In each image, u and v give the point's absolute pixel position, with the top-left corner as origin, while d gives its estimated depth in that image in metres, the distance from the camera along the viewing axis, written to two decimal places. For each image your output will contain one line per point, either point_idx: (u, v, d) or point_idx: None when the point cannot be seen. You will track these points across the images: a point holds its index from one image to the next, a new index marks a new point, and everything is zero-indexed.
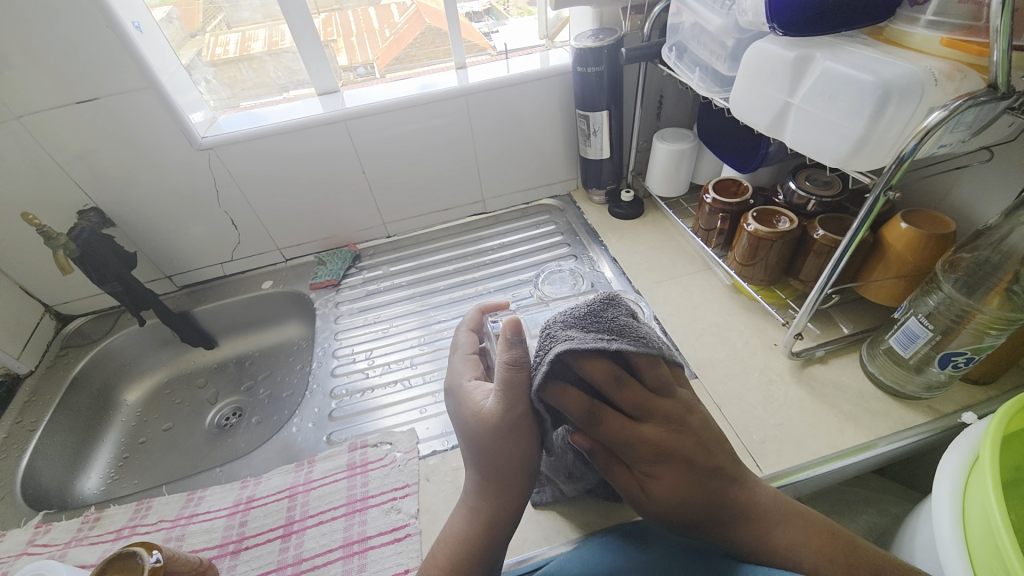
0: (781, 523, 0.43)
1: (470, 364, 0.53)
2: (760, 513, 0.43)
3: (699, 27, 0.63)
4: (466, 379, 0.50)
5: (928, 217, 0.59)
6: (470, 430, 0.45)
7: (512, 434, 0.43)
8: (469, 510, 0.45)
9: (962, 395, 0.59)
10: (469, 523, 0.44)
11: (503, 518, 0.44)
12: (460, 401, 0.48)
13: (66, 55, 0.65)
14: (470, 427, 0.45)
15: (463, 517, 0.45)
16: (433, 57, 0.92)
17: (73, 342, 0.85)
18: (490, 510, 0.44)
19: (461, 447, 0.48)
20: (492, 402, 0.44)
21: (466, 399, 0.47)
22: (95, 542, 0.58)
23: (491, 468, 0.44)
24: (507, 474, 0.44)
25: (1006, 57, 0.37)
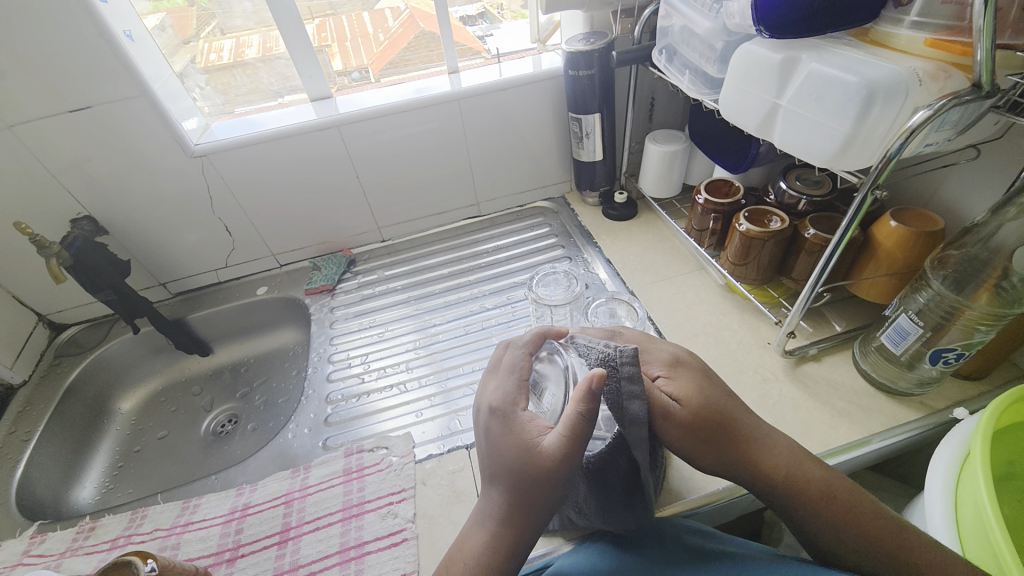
0: (804, 459, 0.45)
1: (521, 390, 0.47)
2: (786, 443, 0.46)
3: (688, 31, 0.63)
4: (516, 406, 0.46)
5: (918, 215, 0.59)
6: (515, 461, 0.42)
7: (555, 479, 0.40)
8: (490, 538, 0.42)
9: (954, 391, 0.60)
10: (488, 551, 0.42)
11: (520, 554, 0.42)
12: (506, 427, 0.44)
13: (57, 64, 0.65)
14: (514, 461, 0.42)
15: (481, 543, 0.43)
16: (427, 61, 0.92)
17: (67, 351, 0.85)
18: (510, 545, 0.42)
19: (491, 475, 0.45)
20: (547, 446, 0.41)
21: (514, 427, 0.44)
22: (90, 552, 0.58)
23: (525, 500, 0.41)
24: (536, 513, 0.42)
25: (989, 56, 0.37)
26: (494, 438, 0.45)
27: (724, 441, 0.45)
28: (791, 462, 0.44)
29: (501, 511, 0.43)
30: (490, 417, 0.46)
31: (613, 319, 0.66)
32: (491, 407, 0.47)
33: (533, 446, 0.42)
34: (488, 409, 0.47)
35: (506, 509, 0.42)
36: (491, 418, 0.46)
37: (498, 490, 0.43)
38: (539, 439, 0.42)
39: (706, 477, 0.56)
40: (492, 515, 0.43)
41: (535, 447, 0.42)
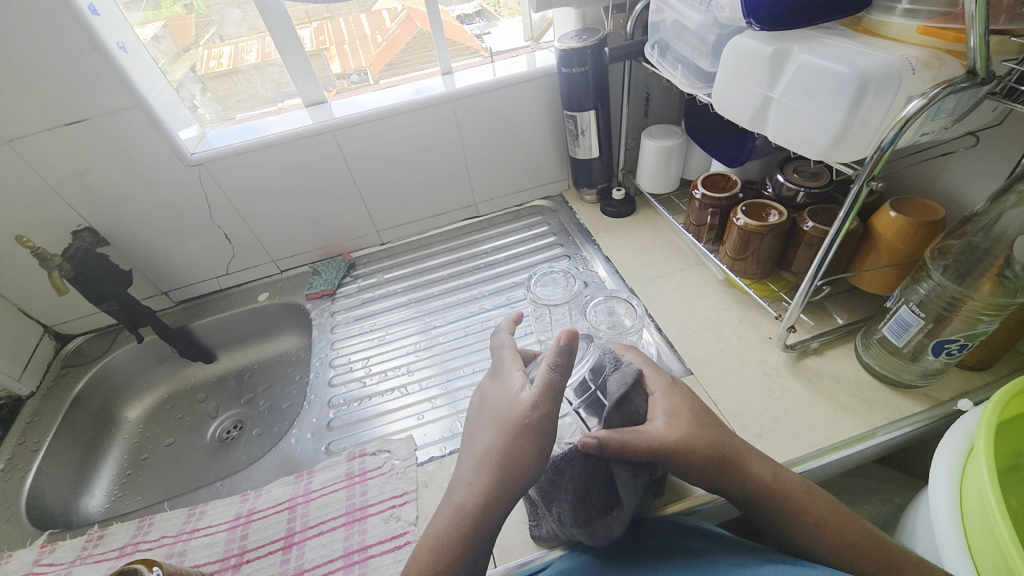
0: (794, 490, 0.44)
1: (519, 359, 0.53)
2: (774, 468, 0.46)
3: (680, 25, 0.63)
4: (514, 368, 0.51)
5: (918, 204, 0.58)
6: (494, 416, 0.46)
7: (525, 431, 0.43)
8: (459, 502, 0.43)
9: (958, 382, 0.59)
10: (456, 515, 0.42)
11: (486, 522, 0.42)
12: (493, 389, 0.50)
13: (54, 79, 0.65)
14: (498, 412, 0.46)
15: (449, 512, 0.43)
16: (425, 61, 0.92)
17: (73, 362, 0.86)
18: (477, 510, 0.42)
19: (473, 436, 0.48)
20: (525, 395, 0.45)
21: (498, 389, 0.49)
22: (99, 560, 0.58)
23: (498, 455, 0.43)
24: (505, 474, 0.42)
25: (983, 43, 0.37)
26: (481, 403, 0.50)
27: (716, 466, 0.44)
28: (774, 475, 0.45)
29: (473, 471, 0.44)
30: (489, 381, 0.52)
31: (612, 317, 0.66)
32: (488, 372, 0.53)
33: (509, 402, 0.46)
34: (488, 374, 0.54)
35: (478, 468, 0.44)
36: (487, 383, 0.53)
37: (474, 451, 0.46)
38: (521, 391, 0.47)
39: None
40: (465, 476, 0.44)
41: (517, 398, 0.46)
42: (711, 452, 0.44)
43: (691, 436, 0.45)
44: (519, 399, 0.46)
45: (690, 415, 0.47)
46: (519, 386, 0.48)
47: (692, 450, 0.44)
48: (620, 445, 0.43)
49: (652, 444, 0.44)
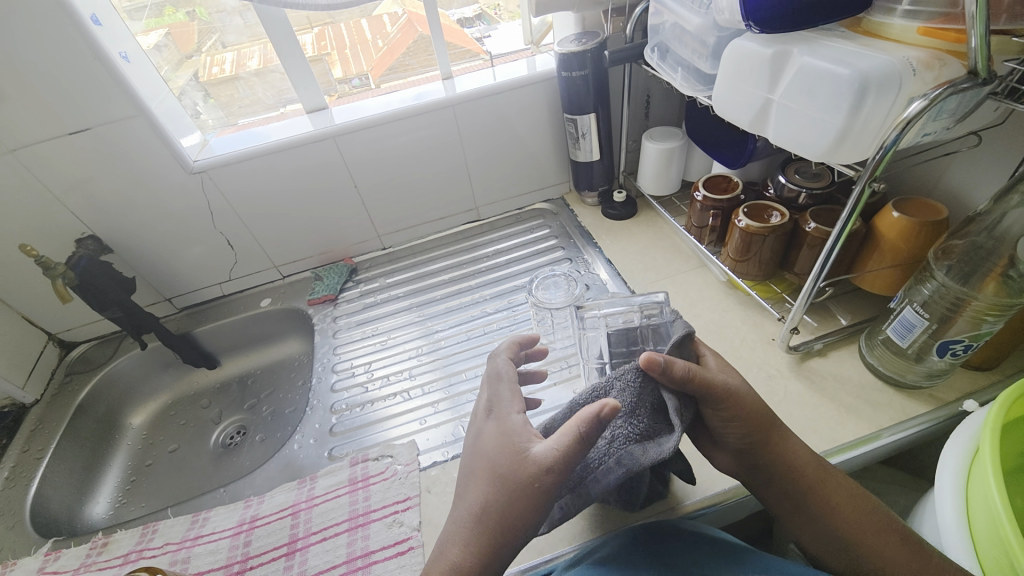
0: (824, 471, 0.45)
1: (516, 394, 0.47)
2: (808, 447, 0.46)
3: (680, 28, 0.63)
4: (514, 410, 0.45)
5: (921, 204, 0.58)
6: (493, 468, 0.42)
7: (530, 495, 0.39)
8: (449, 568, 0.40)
9: (964, 382, 0.59)
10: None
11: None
12: (492, 435, 0.44)
13: (58, 88, 0.66)
14: (500, 467, 0.41)
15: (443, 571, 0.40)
16: (426, 65, 0.92)
17: (77, 369, 0.86)
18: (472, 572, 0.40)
19: (468, 484, 0.43)
20: (537, 453, 0.40)
21: (498, 438, 0.43)
22: (103, 567, 0.59)
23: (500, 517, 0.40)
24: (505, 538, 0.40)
25: (983, 43, 0.36)
26: (476, 446, 0.45)
27: (760, 427, 0.44)
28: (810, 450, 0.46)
29: (465, 533, 0.41)
30: (484, 418, 0.46)
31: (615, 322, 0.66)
32: (485, 407, 0.47)
33: (510, 461, 0.41)
34: (480, 409, 0.48)
35: (472, 532, 0.41)
36: (481, 421, 0.47)
37: (466, 505, 0.42)
38: (529, 445, 0.41)
39: (712, 476, 0.55)
40: (456, 536, 0.42)
41: (523, 454, 0.41)
42: (760, 415, 0.44)
43: (746, 392, 0.44)
44: (523, 461, 0.40)
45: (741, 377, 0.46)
46: (525, 439, 0.42)
47: (745, 403, 0.43)
48: (686, 371, 0.41)
49: (715, 381, 0.42)
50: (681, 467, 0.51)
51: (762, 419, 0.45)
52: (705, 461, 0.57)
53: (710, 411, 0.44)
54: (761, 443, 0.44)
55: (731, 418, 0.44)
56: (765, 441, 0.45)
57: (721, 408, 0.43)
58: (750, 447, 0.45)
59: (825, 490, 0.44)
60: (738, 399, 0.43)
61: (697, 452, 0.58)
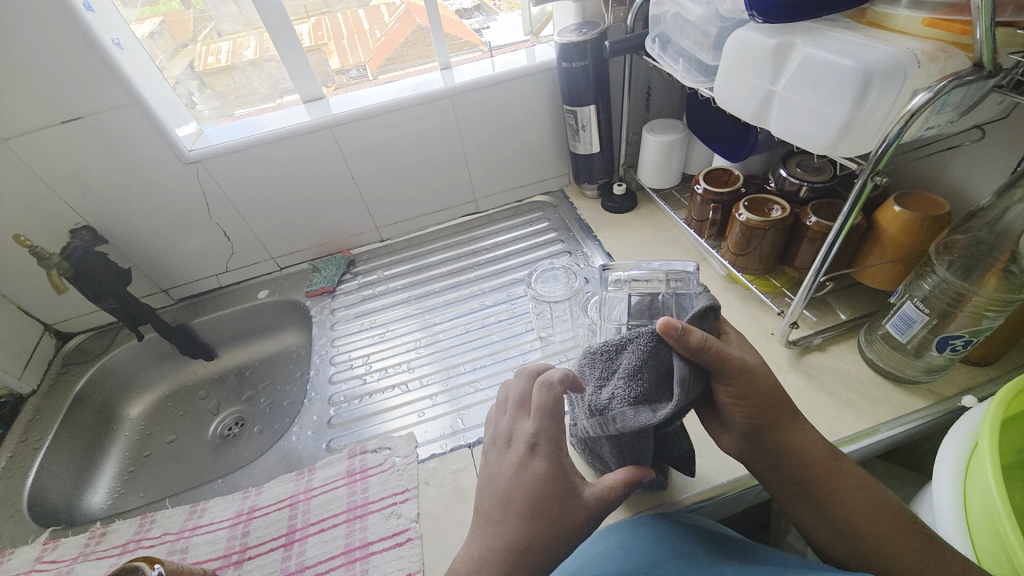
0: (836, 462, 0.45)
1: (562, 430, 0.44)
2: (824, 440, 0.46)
3: (681, 18, 0.62)
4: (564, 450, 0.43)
5: (923, 198, 0.57)
6: (544, 512, 0.40)
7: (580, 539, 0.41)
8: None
9: (962, 377, 0.59)
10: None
11: None
12: (541, 474, 0.42)
13: (50, 75, 0.65)
14: (555, 513, 0.41)
15: None
16: (424, 56, 0.91)
17: (74, 359, 0.86)
18: None
19: (506, 518, 0.41)
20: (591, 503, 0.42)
21: (550, 480, 0.42)
22: (101, 557, 0.59)
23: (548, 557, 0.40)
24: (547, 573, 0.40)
25: (989, 35, 0.36)
26: (518, 482, 0.42)
27: (771, 407, 0.44)
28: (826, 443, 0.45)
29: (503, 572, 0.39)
30: (529, 454, 0.43)
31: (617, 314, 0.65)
32: (528, 441, 0.43)
33: (563, 507, 0.41)
34: (523, 440, 0.44)
35: (512, 570, 0.39)
36: (523, 456, 0.43)
37: (502, 542, 0.40)
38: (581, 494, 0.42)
39: (710, 470, 0.56)
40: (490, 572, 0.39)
41: (577, 504, 0.41)
42: (773, 396, 0.44)
43: (761, 372, 0.43)
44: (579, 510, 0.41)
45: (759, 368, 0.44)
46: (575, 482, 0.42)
47: (758, 382, 0.42)
48: (702, 341, 0.39)
49: (729, 359, 0.41)
50: (679, 460, 0.51)
51: (774, 400, 0.44)
52: (703, 454, 0.57)
53: (720, 387, 0.43)
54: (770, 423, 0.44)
55: (742, 395, 0.43)
56: (774, 422, 0.44)
57: (734, 384, 0.42)
58: (757, 427, 0.44)
59: (833, 475, 0.44)
60: (751, 378, 0.42)
61: (695, 445, 0.58)
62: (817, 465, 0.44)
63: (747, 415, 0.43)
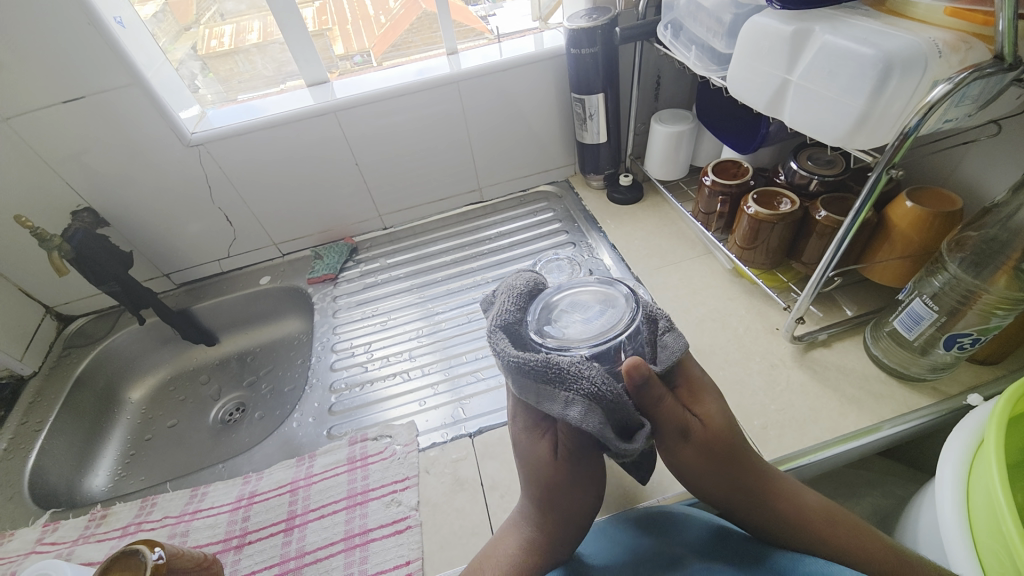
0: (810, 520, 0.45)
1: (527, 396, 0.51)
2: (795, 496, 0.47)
3: (696, 4, 0.60)
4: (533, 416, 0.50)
5: (935, 194, 0.57)
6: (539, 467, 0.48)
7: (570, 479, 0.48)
8: (523, 544, 0.48)
9: (967, 376, 0.58)
10: (519, 552, 0.47)
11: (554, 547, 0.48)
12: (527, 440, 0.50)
13: (52, 55, 0.64)
14: (545, 464, 0.48)
15: (514, 543, 0.48)
16: (430, 43, 0.89)
17: (76, 342, 0.86)
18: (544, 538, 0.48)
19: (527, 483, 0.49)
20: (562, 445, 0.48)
21: (528, 440, 0.50)
22: (102, 539, 0.59)
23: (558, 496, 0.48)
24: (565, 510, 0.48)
25: (1012, 26, 0.35)
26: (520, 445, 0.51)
27: (736, 464, 0.46)
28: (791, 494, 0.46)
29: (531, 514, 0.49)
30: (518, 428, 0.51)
31: None
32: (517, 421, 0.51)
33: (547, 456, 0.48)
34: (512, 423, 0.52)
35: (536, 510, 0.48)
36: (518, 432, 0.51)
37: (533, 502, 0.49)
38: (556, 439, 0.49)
39: None
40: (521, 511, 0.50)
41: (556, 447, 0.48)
42: (735, 447, 0.46)
43: (713, 425, 0.46)
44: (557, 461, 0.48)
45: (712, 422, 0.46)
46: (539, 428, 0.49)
47: (711, 436, 0.46)
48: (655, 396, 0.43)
49: (678, 419, 0.45)
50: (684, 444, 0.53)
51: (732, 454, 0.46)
52: None
53: (682, 451, 0.46)
54: (741, 482, 0.46)
55: (702, 457, 0.46)
56: (747, 480, 0.46)
57: (687, 444, 0.46)
58: (733, 489, 0.46)
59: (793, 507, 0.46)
60: (708, 434, 0.46)
61: None
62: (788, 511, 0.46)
63: (718, 478, 0.46)
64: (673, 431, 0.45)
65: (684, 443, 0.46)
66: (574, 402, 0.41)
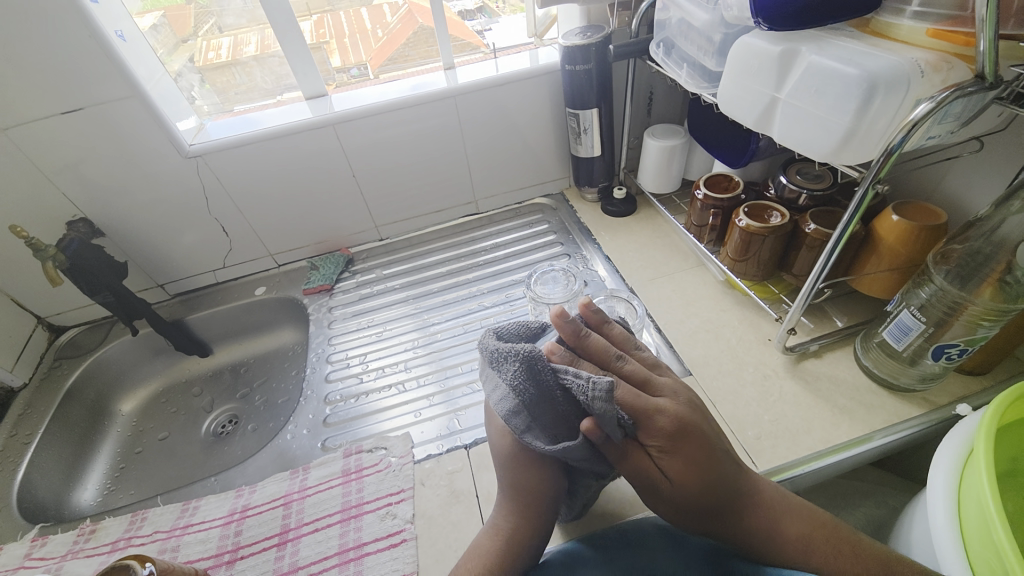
0: (788, 515, 0.46)
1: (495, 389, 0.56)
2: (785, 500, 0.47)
3: (686, 23, 0.62)
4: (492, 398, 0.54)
5: (921, 208, 0.58)
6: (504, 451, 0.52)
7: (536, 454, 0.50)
8: (494, 529, 0.49)
9: (957, 387, 0.59)
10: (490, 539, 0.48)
11: (523, 531, 0.48)
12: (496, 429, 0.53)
13: (53, 67, 0.64)
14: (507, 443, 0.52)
15: (488, 534, 0.49)
16: (427, 56, 0.91)
17: (66, 354, 0.85)
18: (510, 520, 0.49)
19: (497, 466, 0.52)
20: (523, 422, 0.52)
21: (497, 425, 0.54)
22: (91, 554, 0.58)
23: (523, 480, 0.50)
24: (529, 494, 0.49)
25: (992, 47, 0.36)
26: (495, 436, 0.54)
27: (708, 508, 0.46)
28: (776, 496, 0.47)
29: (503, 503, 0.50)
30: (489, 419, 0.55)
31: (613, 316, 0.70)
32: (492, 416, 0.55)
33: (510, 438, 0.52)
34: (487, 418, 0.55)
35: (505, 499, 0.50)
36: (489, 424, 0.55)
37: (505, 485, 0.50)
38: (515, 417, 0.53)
39: None
40: (494, 518, 0.50)
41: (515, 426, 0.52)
42: (706, 494, 0.45)
43: (683, 478, 0.45)
44: (516, 459, 0.51)
45: (687, 473, 0.45)
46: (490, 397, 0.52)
47: (682, 488, 0.45)
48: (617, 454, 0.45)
49: (643, 479, 0.46)
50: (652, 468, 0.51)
51: (711, 498, 0.46)
52: None
53: (653, 500, 0.47)
54: (719, 520, 0.46)
55: (670, 507, 0.47)
56: (726, 516, 0.46)
57: (656, 498, 0.46)
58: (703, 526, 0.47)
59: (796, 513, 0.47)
60: (677, 489, 0.45)
61: None
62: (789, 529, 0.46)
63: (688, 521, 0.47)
64: (643, 488, 0.46)
65: (654, 496, 0.46)
66: (497, 392, 0.48)
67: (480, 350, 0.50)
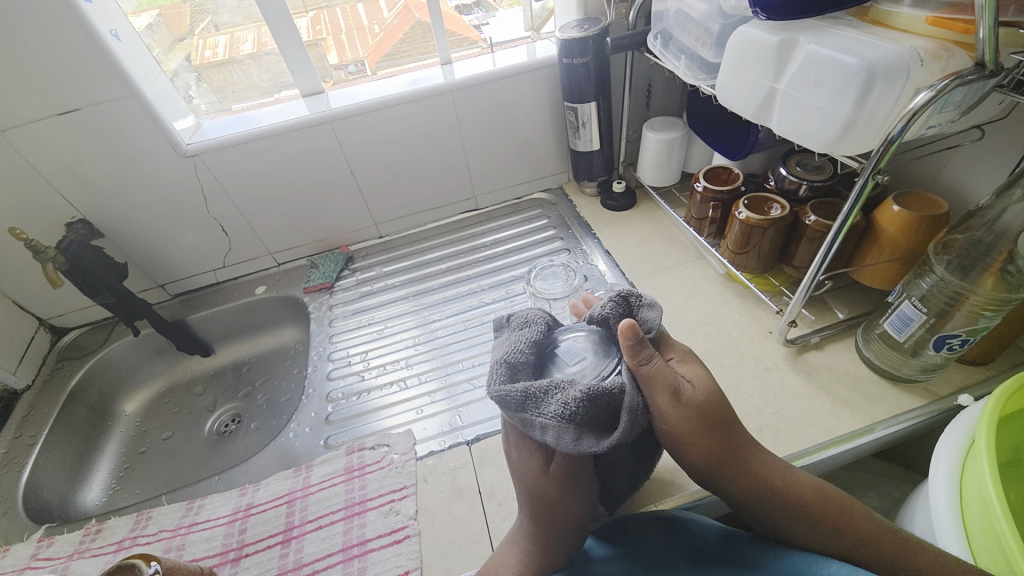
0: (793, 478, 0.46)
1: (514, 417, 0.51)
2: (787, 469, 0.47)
3: (684, 15, 0.62)
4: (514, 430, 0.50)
5: (922, 198, 0.58)
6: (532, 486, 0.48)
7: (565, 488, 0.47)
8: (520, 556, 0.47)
9: (958, 377, 0.59)
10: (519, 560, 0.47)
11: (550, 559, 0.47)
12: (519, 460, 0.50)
13: (49, 68, 0.64)
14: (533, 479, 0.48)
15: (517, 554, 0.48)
16: (423, 52, 0.90)
17: (69, 355, 0.85)
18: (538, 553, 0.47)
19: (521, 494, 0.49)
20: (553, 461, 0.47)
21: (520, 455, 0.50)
22: (97, 554, 0.58)
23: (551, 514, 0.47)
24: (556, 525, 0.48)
25: (992, 34, 0.36)
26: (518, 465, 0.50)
27: (722, 423, 0.44)
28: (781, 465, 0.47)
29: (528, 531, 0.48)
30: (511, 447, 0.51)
31: None
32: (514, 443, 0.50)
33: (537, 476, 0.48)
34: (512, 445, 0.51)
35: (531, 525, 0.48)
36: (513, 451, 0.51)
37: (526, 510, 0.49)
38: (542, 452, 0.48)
39: None
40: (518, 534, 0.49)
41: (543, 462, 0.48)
42: (721, 408, 0.45)
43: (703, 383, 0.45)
44: (544, 495, 0.47)
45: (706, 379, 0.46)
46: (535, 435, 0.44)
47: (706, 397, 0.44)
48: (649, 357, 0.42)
49: (670, 388, 0.42)
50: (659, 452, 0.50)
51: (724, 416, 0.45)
52: None
53: (670, 410, 0.43)
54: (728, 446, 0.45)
55: (688, 418, 0.43)
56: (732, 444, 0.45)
57: (677, 407, 0.42)
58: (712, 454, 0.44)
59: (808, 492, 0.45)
60: (699, 394, 0.44)
61: None
62: (802, 499, 0.45)
63: (703, 436, 0.43)
64: (663, 388, 0.42)
65: (674, 404, 0.42)
66: (555, 429, 0.40)
67: (509, 398, 0.42)
